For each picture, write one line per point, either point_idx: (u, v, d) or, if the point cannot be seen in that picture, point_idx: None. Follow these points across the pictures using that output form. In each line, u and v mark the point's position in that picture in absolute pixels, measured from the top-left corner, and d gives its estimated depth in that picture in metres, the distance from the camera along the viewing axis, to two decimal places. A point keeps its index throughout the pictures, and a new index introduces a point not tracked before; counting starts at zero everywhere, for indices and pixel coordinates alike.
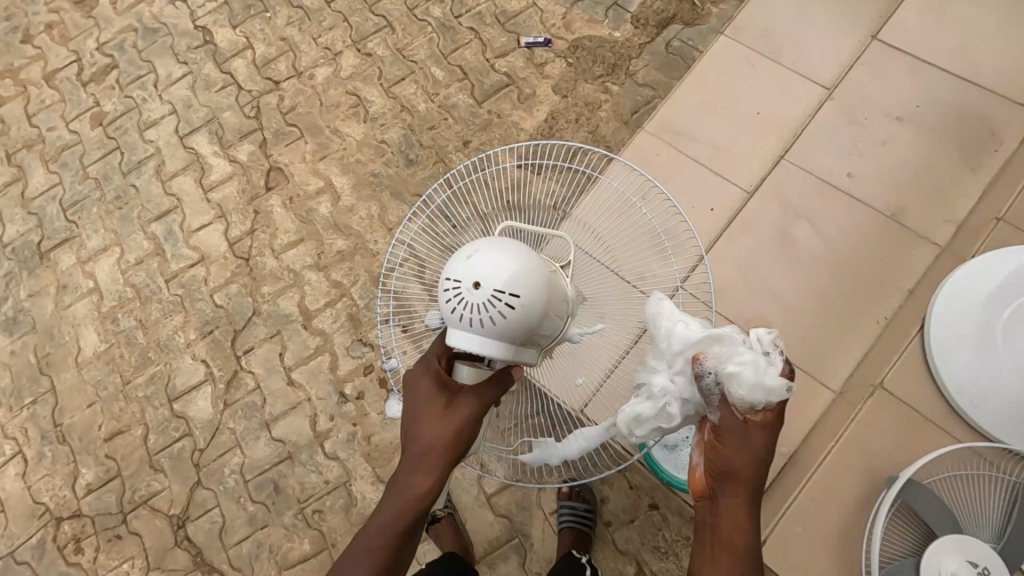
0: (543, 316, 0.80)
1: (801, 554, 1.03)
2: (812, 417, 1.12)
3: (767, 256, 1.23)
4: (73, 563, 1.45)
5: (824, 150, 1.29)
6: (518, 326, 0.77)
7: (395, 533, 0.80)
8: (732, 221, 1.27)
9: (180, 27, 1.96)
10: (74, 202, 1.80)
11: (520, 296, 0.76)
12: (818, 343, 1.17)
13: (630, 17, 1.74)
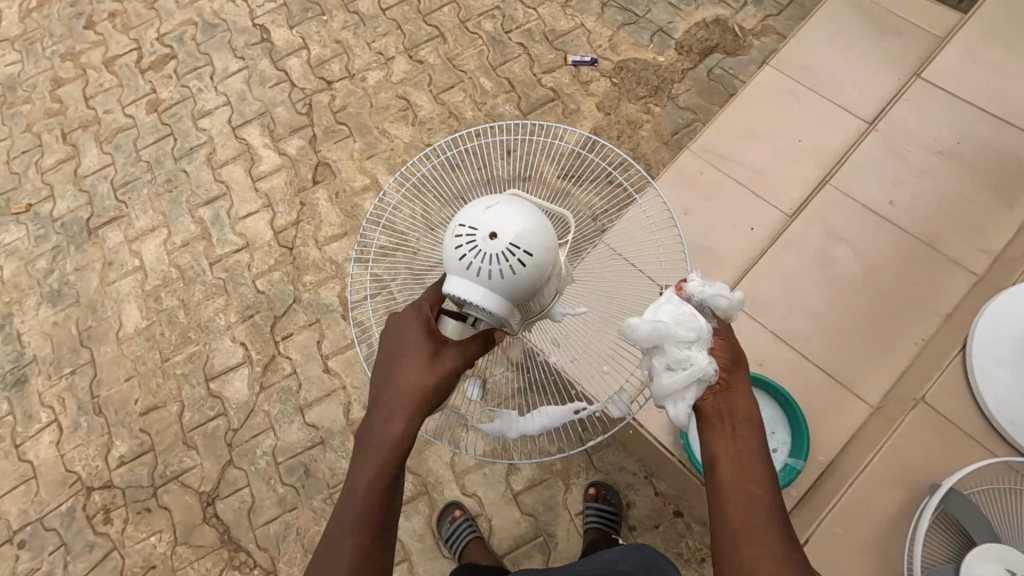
0: (545, 283, 0.83)
1: (836, 557, 1.02)
2: (849, 428, 1.15)
3: (807, 275, 1.27)
4: (101, 533, 1.47)
5: (865, 178, 1.34)
6: (526, 283, 0.80)
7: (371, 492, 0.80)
8: (775, 241, 1.31)
9: (239, 24, 2.04)
10: (125, 183, 1.86)
11: (533, 255, 0.79)
12: (854, 361, 1.19)
13: (674, 44, 1.82)
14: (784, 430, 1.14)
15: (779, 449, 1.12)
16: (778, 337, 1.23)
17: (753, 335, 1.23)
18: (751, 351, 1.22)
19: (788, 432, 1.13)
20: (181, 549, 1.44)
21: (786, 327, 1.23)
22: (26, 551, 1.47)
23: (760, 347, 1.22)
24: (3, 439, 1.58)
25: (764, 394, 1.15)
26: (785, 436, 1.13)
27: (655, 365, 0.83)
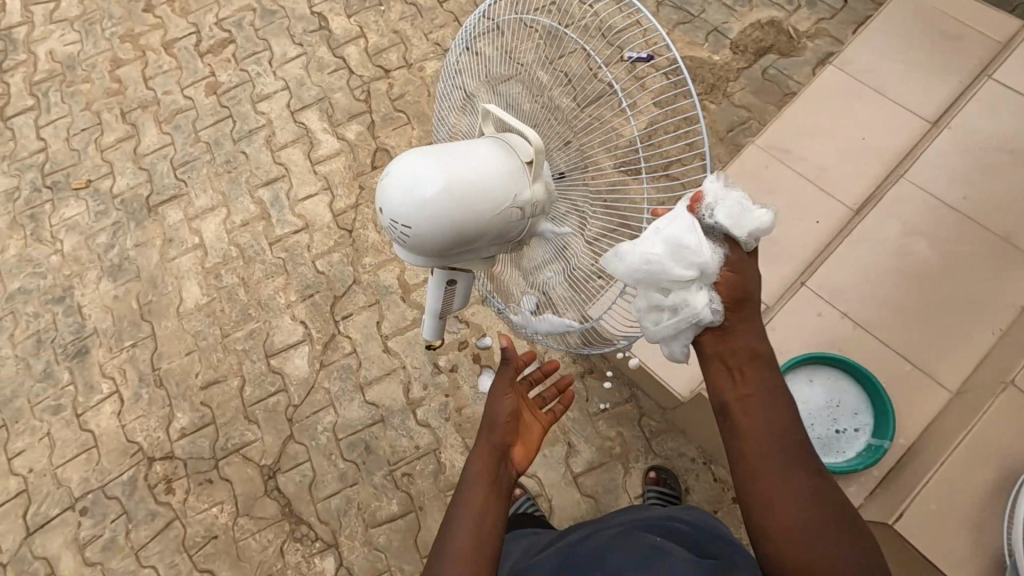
0: (445, 242, 0.84)
1: (930, 534, 1.02)
2: (931, 413, 1.17)
3: (882, 265, 1.28)
4: (163, 502, 1.50)
5: (938, 173, 1.35)
6: (427, 245, 0.84)
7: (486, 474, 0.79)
8: (851, 232, 1.32)
9: (297, 11, 2.07)
10: (185, 162, 1.89)
11: (413, 228, 0.82)
12: (932, 351, 1.21)
13: (729, 43, 1.86)
14: (866, 410, 1.18)
15: (861, 429, 1.17)
16: (851, 325, 1.25)
17: (829, 322, 1.26)
18: (825, 337, 1.25)
19: (870, 413, 1.17)
20: (243, 520, 1.47)
21: (862, 316, 1.25)
22: (88, 519, 1.49)
23: (835, 334, 1.25)
24: (65, 408, 1.61)
25: (846, 375, 1.19)
26: (868, 416, 1.17)
27: (645, 304, 0.73)
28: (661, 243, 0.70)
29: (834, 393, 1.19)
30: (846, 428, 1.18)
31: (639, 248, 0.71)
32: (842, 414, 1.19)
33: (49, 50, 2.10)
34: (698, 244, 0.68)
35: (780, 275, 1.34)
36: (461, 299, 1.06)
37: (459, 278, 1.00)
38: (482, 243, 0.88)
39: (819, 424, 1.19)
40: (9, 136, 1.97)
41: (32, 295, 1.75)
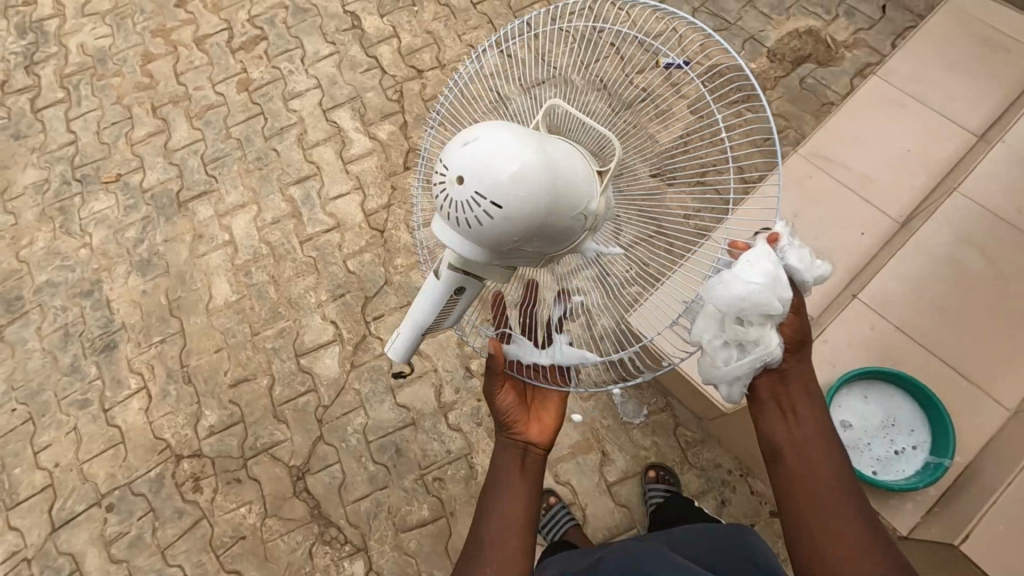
0: (523, 236, 0.72)
1: (1006, 556, 0.98)
2: (988, 431, 1.14)
3: (934, 277, 1.26)
4: (190, 501, 1.48)
5: (992, 184, 1.33)
6: (498, 233, 0.71)
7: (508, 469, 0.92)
8: (905, 243, 1.29)
9: (330, 9, 2.06)
10: (215, 158, 1.87)
11: (500, 209, 0.70)
12: (990, 367, 1.18)
13: (766, 51, 1.84)
14: (924, 427, 1.15)
15: (919, 446, 1.15)
16: (902, 337, 1.23)
17: (883, 334, 1.24)
18: (879, 350, 1.23)
19: (928, 429, 1.15)
20: (271, 521, 1.45)
21: (916, 329, 1.23)
22: (114, 515, 1.48)
23: (889, 347, 1.23)
24: (92, 403, 1.59)
25: (900, 390, 1.18)
26: (926, 433, 1.15)
27: (722, 339, 0.72)
28: (758, 278, 0.68)
29: (889, 409, 1.18)
30: (903, 446, 1.16)
31: (738, 283, 0.68)
32: (898, 431, 1.17)
33: (80, 43, 2.09)
34: (785, 283, 0.70)
35: (828, 287, 1.33)
36: (456, 314, 0.87)
37: (470, 284, 0.81)
38: (546, 250, 0.77)
39: (875, 442, 1.17)
40: (39, 128, 1.96)
41: (61, 288, 1.74)
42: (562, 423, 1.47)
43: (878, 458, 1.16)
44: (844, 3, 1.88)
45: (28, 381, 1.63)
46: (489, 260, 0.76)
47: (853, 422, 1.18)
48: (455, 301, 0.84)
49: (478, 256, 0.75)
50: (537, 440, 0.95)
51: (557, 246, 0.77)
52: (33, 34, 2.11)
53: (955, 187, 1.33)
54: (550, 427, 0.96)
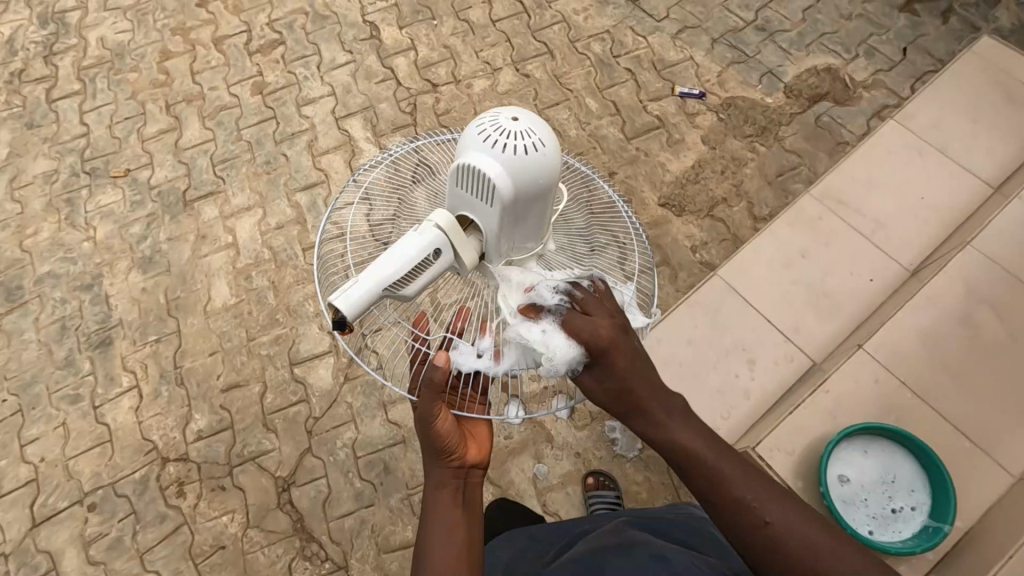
0: (552, 186, 0.76)
1: None
2: (991, 496, 1.11)
3: (946, 330, 1.24)
4: (173, 505, 1.46)
5: (1008, 240, 1.31)
6: (537, 170, 0.74)
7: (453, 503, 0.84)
8: (916, 294, 1.27)
9: (349, 18, 2.07)
10: (224, 159, 1.87)
11: (554, 148, 0.74)
12: (998, 431, 1.15)
13: (783, 87, 1.83)
14: (924, 488, 1.12)
15: (918, 508, 1.12)
16: (912, 391, 1.20)
17: (889, 388, 1.20)
18: (885, 403, 1.19)
19: (928, 492, 1.12)
20: (253, 532, 1.43)
21: (924, 384, 1.20)
22: (96, 515, 1.46)
23: (897, 400, 1.19)
24: (83, 398, 1.58)
25: (902, 449, 1.15)
26: (926, 495, 1.12)
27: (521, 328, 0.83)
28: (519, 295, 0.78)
29: (890, 466, 1.15)
30: (902, 505, 1.12)
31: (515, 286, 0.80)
32: (897, 490, 1.13)
33: (100, 37, 2.10)
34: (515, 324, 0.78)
35: (834, 330, 1.37)
36: (419, 285, 0.78)
37: (449, 253, 0.78)
38: (522, 242, 0.82)
39: (874, 499, 1.13)
40: (53, 118, 1.96)
41: (62, 280, 1.73)
42: (553, 452, 1.45)
43: (874, 514, 1.13)
44: (864, 44, 1.88)
45: (21, 372, 1.62)
46: (508, 208, 0.75)
47: (852, 476, 1.14)
48: (428, 268, 0.77)
49: (508, 193, 0.74)
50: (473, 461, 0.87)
51: (525, 244, 0.83)
52: (54, 25, 2.13)
53: (968, 239, 1.31)
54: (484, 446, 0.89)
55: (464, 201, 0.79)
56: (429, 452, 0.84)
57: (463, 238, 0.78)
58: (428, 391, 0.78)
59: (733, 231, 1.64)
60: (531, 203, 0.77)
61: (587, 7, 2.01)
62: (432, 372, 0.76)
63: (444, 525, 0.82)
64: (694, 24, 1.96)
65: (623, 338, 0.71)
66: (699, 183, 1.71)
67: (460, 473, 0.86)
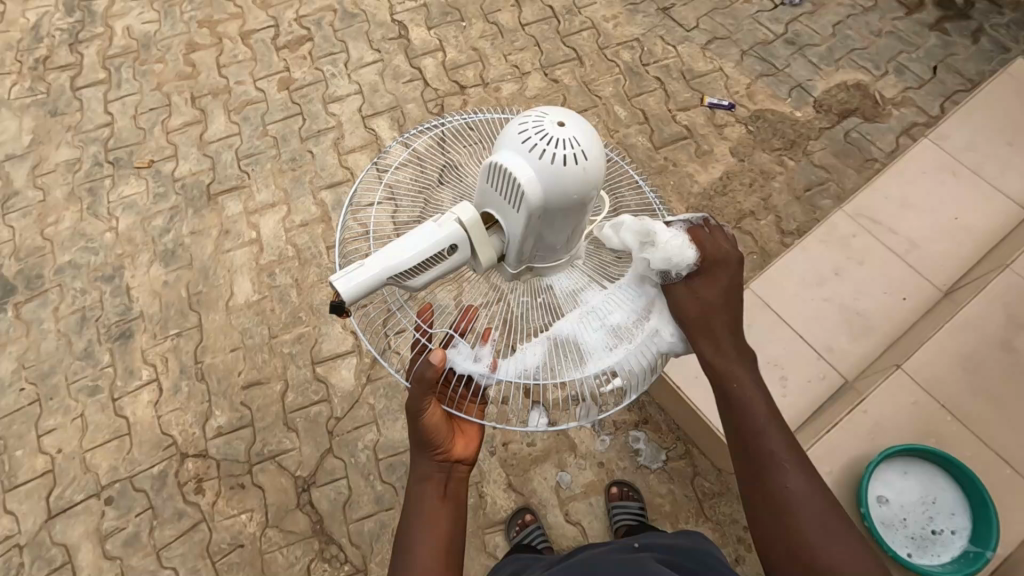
0: (586, 202, 0.70)
1: None
2: None
3: (986, 355, 1.22)
4: (192, 502, 1.45)
5: None
6: (570, 185, 0.67)
7: (434, 496, 0.81)
8: (956, 316, 1.26)
9: (378, 17, 2.06)
10: (249, 154, 1.86)
11: (593, 165, 0.68)
12: None
13: (813, 101, 1.83)
14: (965, 512, 1.12)
15: (958, 532, 1.11)
16: (954, 413, 1.19)
17: (927, 411, 1.19)
18: (924, 426, 1.19)
19: (969, 516, 1.12)
20: (271, 532, 1.42)
21: (965, 410, 1.19)
22: (113, 510, 1.44)
23: (935, 425, 1.18)
24: (102, 390, 1.57)
25: (943, 472, 1.15)
26: (967, 519, 1.12)
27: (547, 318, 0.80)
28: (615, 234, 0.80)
29: (929, 488, 1.15)
30: (941, 528, 1.13)
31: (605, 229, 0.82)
32: (937, 513, 1.13)
33: (126, 26, 2.09)
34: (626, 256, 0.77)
35: (868, 349, 1.36)
36: (428, 277, 0.74)
37: (465, 250, 0.74)
38: (547, 253, 0.77)
39: (912, 522, 1.14)
40: (76, 107, 1.95)
41: (83, 270, 1.72)
42: (577, 461, 1.44)
43: (913, 535, 1.13)
44: (894, 61, 1.88)
45: (40, 361, 1.61)
46: (532, 218, 0.69)
47: (891, 498, 1.15)
48: (439, 262, 0.74)
49: (535, 204, 0.68)
50: (461, 455, 0.84)
51: (551, 255, 0.77)
52: (80, 13, 2.12)
53: (1008, 262, 1.30)
54: (474, 440, 0.85)
55: (493, 201, 0.74)
56: (413, 443, 0.81)
57: (484, 237, 0.74)
58: (417, 386, 0.75)
59: (761, 245, 1.63)
60: (559, 217, 0.71)
61: (617, 14, 2.01)
62: (424, 368, 0.73)
63: (420, 519, 0.80)
64: (724, 35, 1.96)
65: (723, 270, 0.77)
66: (727, 195, 1.71)
67: (444, 467, 0.82)
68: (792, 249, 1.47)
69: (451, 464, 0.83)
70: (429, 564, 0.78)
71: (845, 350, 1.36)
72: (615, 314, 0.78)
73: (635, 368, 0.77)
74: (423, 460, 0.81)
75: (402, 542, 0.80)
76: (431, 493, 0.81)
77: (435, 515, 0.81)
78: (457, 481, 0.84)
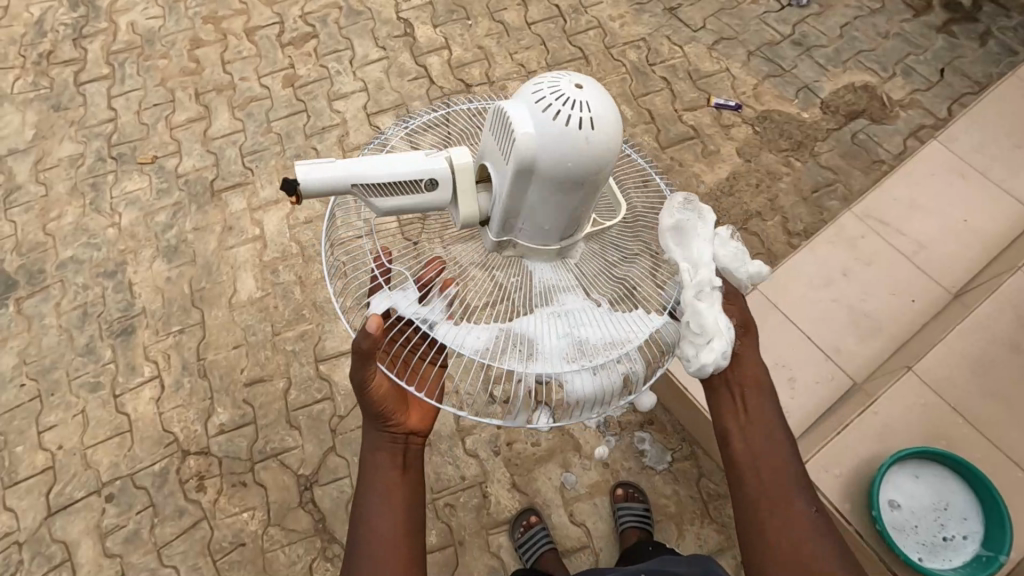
0: (581, 175, 0.67)
1: None
2: None
3: (997, 356, 1.21)
4: (193, 500, 1.44)
5: None
6: (563, 147, 0.65)
7: (389, 467, 0.81)
8: (967, 318, 1.25)
9: (383, 15, 2.06)
10: (253, 151, 1.85)
11: (594, 131, 0.65)
12: None
13: (820, 102, 1.83)
14: (977, 517, 1.11)
15: (969, 537, 1.11)
16: (964, 415, 1.18)
17: (937, 413, 1.18)
18: (934, 429, 1.18)
19: (981, 521, 1.11)
20: (273, 530, 1.41)
21: (974, 413, 1.18)
22: (113, 507, 1.43)
23: (945, 428, 1.17)
24: (103, 386, 1.56)
25: (955, 476, 1.14)
26: (979, 523, 1.11)
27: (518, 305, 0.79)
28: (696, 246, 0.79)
29: (941, 493, 1.14)
30: (953, 533, 1.12)
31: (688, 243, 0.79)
32: (949, 517, 1.13)
33: (130, 22, 2.08)
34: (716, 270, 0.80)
35: (876, 350, 1.36)
36: (396, 206, 0.74)
37: (443, 191, 0.74)
38: (534, 226, 0.73)
39: (924, 527, 1.13)
40: (80, 102, 1.94)
41: (85, 265, 1.71)
42: (581, 461, 1.43)
43: (925, 540, 1.12)
44: (902, 62, 1.87)
45: (41, 356, 1.59)
46: (516, 173, 0.67)
47: (902, 502, 1.14)
48: (411, 193, 0.73)
49: (526, 160, 0.66)
50: (416, 424, 0.84)
51: (537, 237, 0.75)
52: (84, 8, 2.11)
53: (1019, 264, 1.29)
54: (428, 411, 0.85)
55: (492, 155, 0.72)
56: (367, 415, 0.81)
57: (468, 189, 0.74)
58: (355, 356, 0.74)
59: (768, 246, 1.62)
60: (546, 183, 0.67)
61: (624, 14, 2.01)
62: (362, 338, 0.71)
63: (376, 492, 0.79)
64: (731, 36, 1.95)
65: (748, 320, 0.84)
66: (734, 196, 1.70)
67: (398, 438, 0.82)
68: (800, 250, 1.46)
69: (405, 434, 0.83)
70: (386, 535, 0.76)
71: (853, 350, 1.36)
72: (587, 330, 0.78)
73: (581, 387, 0.77)
74: (376, 429, 0.81)
75: (358, 518, 0.78)
76: (384, 464, 0.81)
77: (391, 486, 0.80)
78: (412, 452, 0.84)
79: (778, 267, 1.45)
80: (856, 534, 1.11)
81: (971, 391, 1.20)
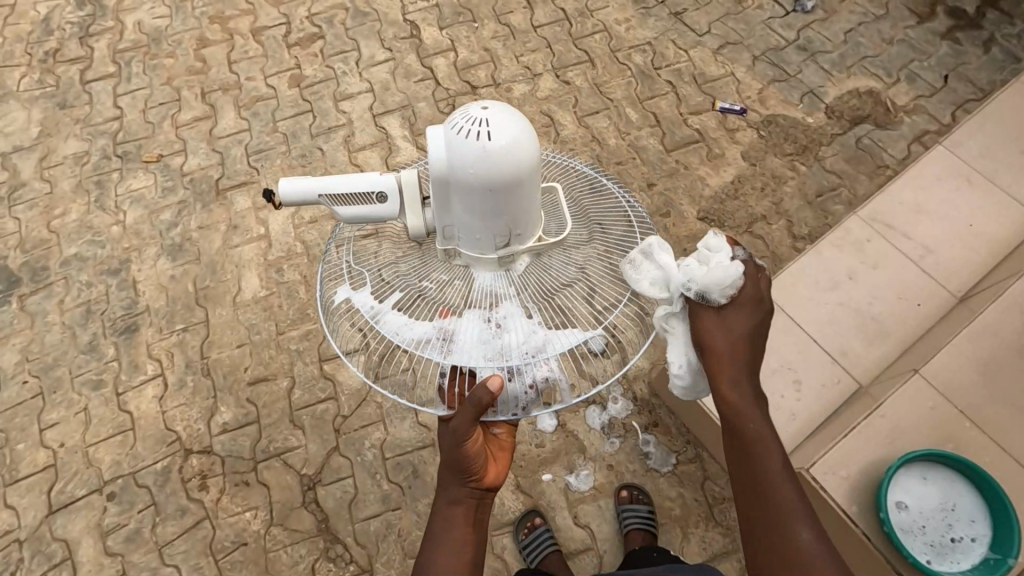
0: (484, 185, 0.67)
1: None
2: None
3: (1004, 359, 1.21)
4: (195, 499, 1.43)
5: None
6: (465, 159, 0.66)
7: (466, 524, 0.81)
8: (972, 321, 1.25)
9: (390, 16, 2.06)
10: (258, 150, 1.85)
11: (490, 143, 0.65)
12: None
13: (824, 107, 1.83)
14: (984, 519, 1.11)
15: (977, 539, 1.11)
16: (971, 417, 1.18)
17: (945, 416, 1.18)
18: (942, 431, 1.17)
19: (989, 524, 1.11)
20: (276, 530, 1.40)
21: (981, 416, 1.18)
22: (114, 506, 1.42)
23: (952, 430, 1.17)
24: (105, 384, 1.55)
25: (963, 479, 1.14)
26: (986, 527, 1.11)
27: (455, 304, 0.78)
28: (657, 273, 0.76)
29: (948, 495, 1.14)
30: (961, 535, 1.12)
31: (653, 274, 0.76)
32: (957, 520, 1.13)
33: (136, 21, 2.09)
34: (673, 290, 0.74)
35: (881, 353, 1.36)
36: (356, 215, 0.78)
37: (392, 204, 0.77)
38: (467, 235, 0.74)
39: (931, 529, 1.13)
40: (86, 100, 1.94)
41: (88, 263, 1.70)
42: (584, 463, 1.43)
43: (933, 542, 1.12)
44: (906, 68, 1.88)
45: (43, 354, 1.59)
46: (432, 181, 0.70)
47: (910, 504, 1.14)
48: (368, 204, 0.77)
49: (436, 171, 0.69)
50: (491, 482, 0.85)
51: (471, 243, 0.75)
52: (91, 7, 2.11)
53: None
54: (503, 468, 0.87)
55: None
56: (450, 468, 0.82)
57: (416, 199, 0.76)
58: (472, 410, 0.74)
59: (772, 249, 1.62)
60: (459, 192, 0.69)
61: (629, 17, 2.01)
62: (483, 394, 0.72)
63: (449, 548, 0.79)
64: (736, 40, 1.96)
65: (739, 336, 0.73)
66: (738, 199, 1.70)
67: (476, 494, 0.83)
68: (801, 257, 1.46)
69: (482, 492, 0.83)
70: None
71: (858, 354, 1.36)
72: (511, 334, 0.76)
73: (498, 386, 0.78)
74: (458, 483, 0.81)
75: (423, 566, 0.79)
76: (460, 520, 0.81)
77: (463, 540, 0.80)
78: (484, 509, 0.84)
79: (778, 274, 1.45)
80: (863, 536, 1.10)
81: (977, 393, 1.20)
